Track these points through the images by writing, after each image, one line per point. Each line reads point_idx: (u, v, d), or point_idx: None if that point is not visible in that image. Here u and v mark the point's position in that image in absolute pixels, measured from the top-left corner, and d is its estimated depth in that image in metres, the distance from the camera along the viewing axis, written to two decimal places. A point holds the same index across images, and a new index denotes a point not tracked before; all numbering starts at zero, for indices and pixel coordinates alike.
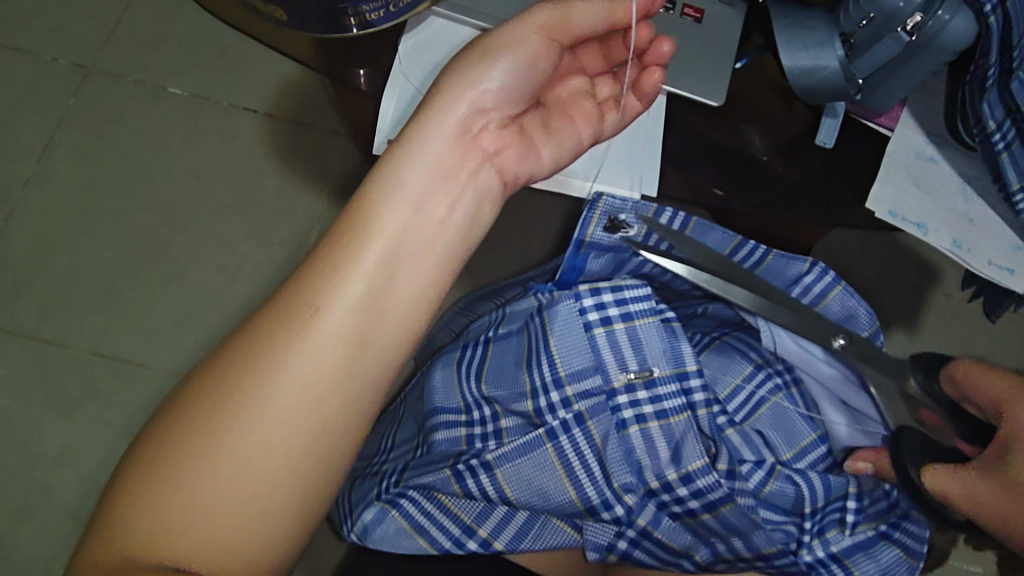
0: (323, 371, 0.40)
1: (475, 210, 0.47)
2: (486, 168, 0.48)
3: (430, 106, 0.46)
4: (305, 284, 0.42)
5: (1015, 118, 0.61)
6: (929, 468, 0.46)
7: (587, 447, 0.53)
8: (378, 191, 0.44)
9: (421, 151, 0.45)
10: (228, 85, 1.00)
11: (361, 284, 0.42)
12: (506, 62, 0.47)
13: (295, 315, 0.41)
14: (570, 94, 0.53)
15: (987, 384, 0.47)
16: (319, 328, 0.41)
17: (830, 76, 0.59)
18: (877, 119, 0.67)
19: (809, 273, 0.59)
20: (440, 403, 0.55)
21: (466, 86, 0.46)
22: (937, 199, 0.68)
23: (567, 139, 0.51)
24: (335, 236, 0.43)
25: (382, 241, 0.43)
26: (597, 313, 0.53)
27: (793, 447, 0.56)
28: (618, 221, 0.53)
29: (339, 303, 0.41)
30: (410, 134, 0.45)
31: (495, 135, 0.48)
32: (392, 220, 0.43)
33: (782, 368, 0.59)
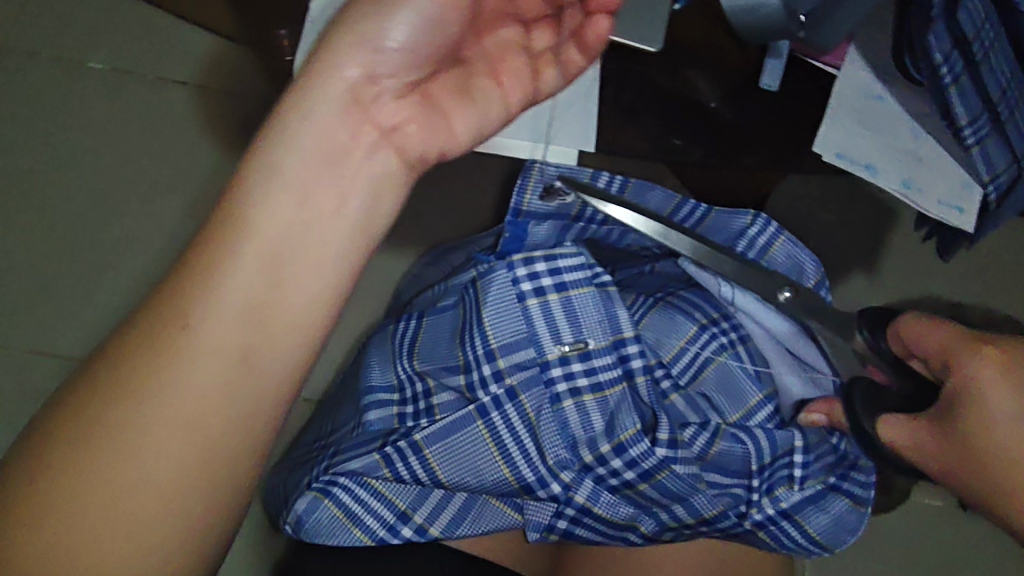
0: (199, 387, 0.35)
1: (373, 201, 0.39)
2: (383, 148, 0.39)
3: (311, 71, 0.38)
4: (178, 285, 0.36)
5: (963, 50, 0.61)
6: (883, 420, 0.45)
7: (518, 421, 0.50)
8: (259, 171, 0.37)
9: (300, 128, 0.38)
10: (150, 54, 0.92)
11: (240, 283, 0.36)
12: (406, 15, 0.38)
13: (166, 327, 0.35)
14: (499, 46, 0.44)
15: (926, 337, 0.46)
16: (194, 339, 0.35)
17: (771, 14, 0.57)
18: (822, 58, 0.65)
19: (752, 225, 0.56)
20: (374, 382, 0.52)
21: (357, 41, 0.38)
22: (887, 137, 0.66)
23: (491, 102, 0.43)
24: (210, 226, 0.37)
25: (259, 230, 0.36)
26: (530, 282, 0.50)
27: (739, 408, 0.54)
28: (554, 187, 0.50)
29: (216, 309, 0.36)
30: (294, 99, 0.38)
31: (393, 107, 0.40)
32: (273, 202, 0.37)
33: (727, 326, 0.57)
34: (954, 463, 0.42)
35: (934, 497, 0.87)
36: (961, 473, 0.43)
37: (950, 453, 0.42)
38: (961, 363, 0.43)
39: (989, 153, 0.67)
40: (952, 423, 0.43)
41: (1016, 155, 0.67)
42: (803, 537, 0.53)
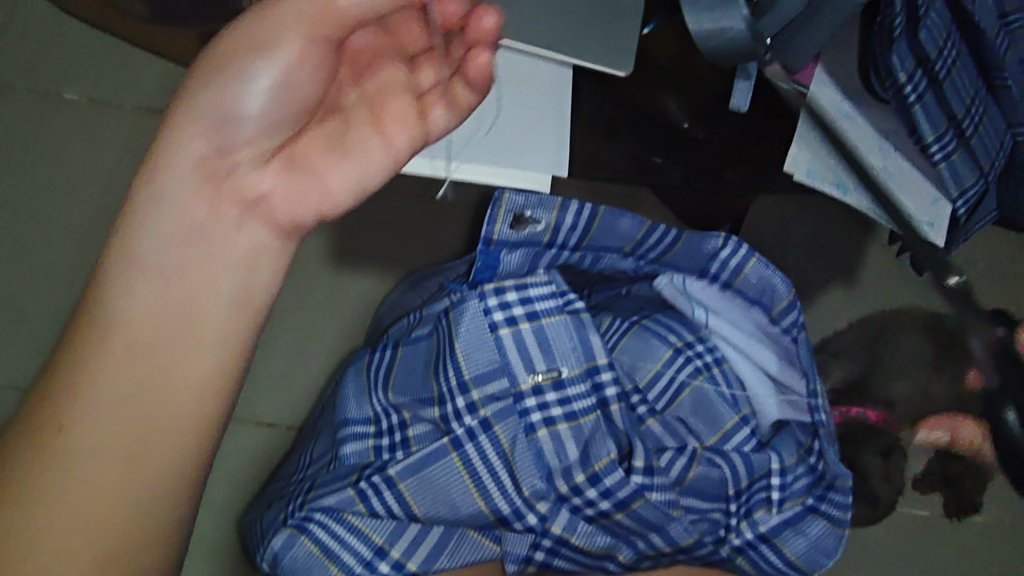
0: (87, 478, 0.38)
1: (248, 275, 0.42)
2: (250, 219, 0.42)
3: (157, 155, 0.41)
4: (55, 389, 0.39)
5: (925, 67, 0.62)
6: None
7: (493, 453, 0.49)
8: (124, 272, 0.40)
9: (155, 218, 0.40)
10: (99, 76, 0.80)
11: (115, 380, 0.39)
12: (260, 83, 0.40)
13: (42, 433, 0.38)
14: (380, 87, 0.46)
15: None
16: (79, 435, 0.38)
17: (735, 38, 0.58)
18: (792, 78, 0.64)
19: (724, 247, 0.55)
20: (350, 414, 0.51)
21: (205, 117, 0.40)
22: (857, 156, 0.67)
23: (373, 150, 0.44)
24: (80, 329, 0.40)
25: (127, 328, 0.39)
26: (502, 312, 0.50)
27: (716, 432, 0.55)
28: (523, 216, 0.50)
29: (96, 406, 0.38)
30: (147, 177, 0.41)
31: (254, 177, 0.42)
32: (141, 300, 0.40)
33: (702, 348, 0.57)
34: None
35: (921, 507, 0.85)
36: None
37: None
38: None
39: (956, 169, 0.67)
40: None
41: (983, 171, 0.68)
42: (781, 561, 0.53)
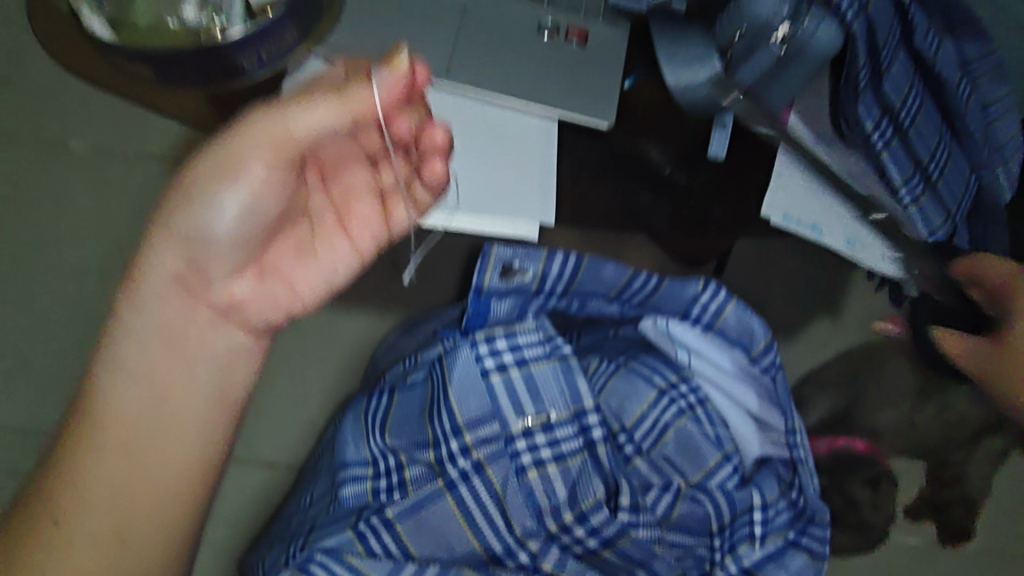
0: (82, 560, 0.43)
1: (225, 372, 0.49)
2: (224, 322, 0.49)
3: (140, 272, 0.47)
4: (53, 478, 0.44)
5: (890, 116, 0.66)
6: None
7: (485, 494, 0.52)
8: (111, 377, 0.46)
9: (137, 326, 0.46)
10: (99, 119, 0.79)
11: (104, 472, 0.44)
12: (228, 208, 0.45)
13: (40, 525, 0.43)
14: (344, 193, 0.51)
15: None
16: (73, 523, 0.43)
17: (707, 95, 0.65)
18: (767, 125, 0.70)
19: (704, 292, 0.58)
20: (348, 457, 0.53)
21: (178, 240, 0.46)
22: (832, 198, 0.69)
23: (339, 256, 0.51)
24: (73, 426, 0.45)
25: (114, 428, 0.45)
26: (493, 359, 0.54)
27: (700, 469, 0.58)
28: (511, 267, 0.53)
29: (89, 496, 0.44)
30: (126, 298, 0.47)
31: (227, 286, 0.48)
32: (125, 402, 0.45)
33: (686, 390, 0.59)
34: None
35: (913, 535, 0.80)
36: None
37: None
38: None
39: (926, 211, 0.69)
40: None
41: (950, 213, 0.69)
42: None
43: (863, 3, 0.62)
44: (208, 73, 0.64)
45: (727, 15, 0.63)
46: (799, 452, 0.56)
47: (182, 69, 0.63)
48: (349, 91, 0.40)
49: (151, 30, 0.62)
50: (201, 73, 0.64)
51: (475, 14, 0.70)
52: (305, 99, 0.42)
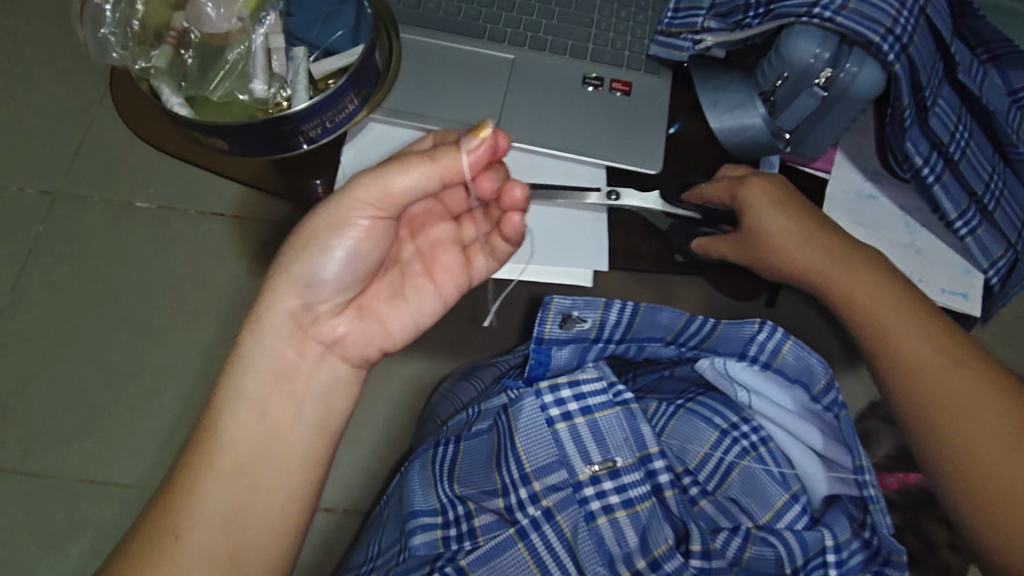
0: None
1: (327, 403, 0.53)
2: (328, 358, 0.54)
3: (260, 313, 0.53)
4: (163, 511, 0.48)
5: (940, 151, 0.66)
6: (796, 257, 0.63)
7: (557, 541, 0.53)
8: (224, 418, 0.50)
9: (253, 355, 0.52)
10: (167, 182, 0.83)
11: (210, 506, 0.48)
12: (336, 254, 0.51)
13: (161, 540, 0.47)
14: (432, 244, 0.58)
15: (765, 210, 0.62)
16: (179, 555, 0.47)
17: (758, 136, 0.67)
18: (813, 164, 0.72)
19: (760, 331, 0.58)
20: (417, 505, 0.54)
21: (293, 283, 0.52)
22: (879, 233, 0.70)
23: (426, 297, 0.57)
24: (185, 464, 0.50)
25: (224, 465, 0.49)
26: (558, 408, 0.55)
27: (768, 510, 0.57)
28: (571, 317, 0.56)
29: (195, 528, 0.48)
30: (248, 337, 0.52)
31: (331, 323, 0.54)
32: (235, 440, 0.50)
33: (747, 430, 0.60)
34: (870, 301, 0.60)
35: None
36: (942, 353, 0.57)
37: (860, 286, 0.61)
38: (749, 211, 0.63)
39: (984, 241, 0.68)
40: (864, 251, 0.62)
41: (1012, 242, 0.68)
42: None
43: (907, 44, 0.60)
44: (273, 142, 0.67)
45: (767, 62, 0.65)
46: (869, 490, 0.54)
47: (248, 139, 0.66)
48: (443, 155, 0.48)
49: (223, 105, 0.68)
50: (267, 142, 0.67)
51: (521, 70, 0.73)
52: (405, 161, 0.49)
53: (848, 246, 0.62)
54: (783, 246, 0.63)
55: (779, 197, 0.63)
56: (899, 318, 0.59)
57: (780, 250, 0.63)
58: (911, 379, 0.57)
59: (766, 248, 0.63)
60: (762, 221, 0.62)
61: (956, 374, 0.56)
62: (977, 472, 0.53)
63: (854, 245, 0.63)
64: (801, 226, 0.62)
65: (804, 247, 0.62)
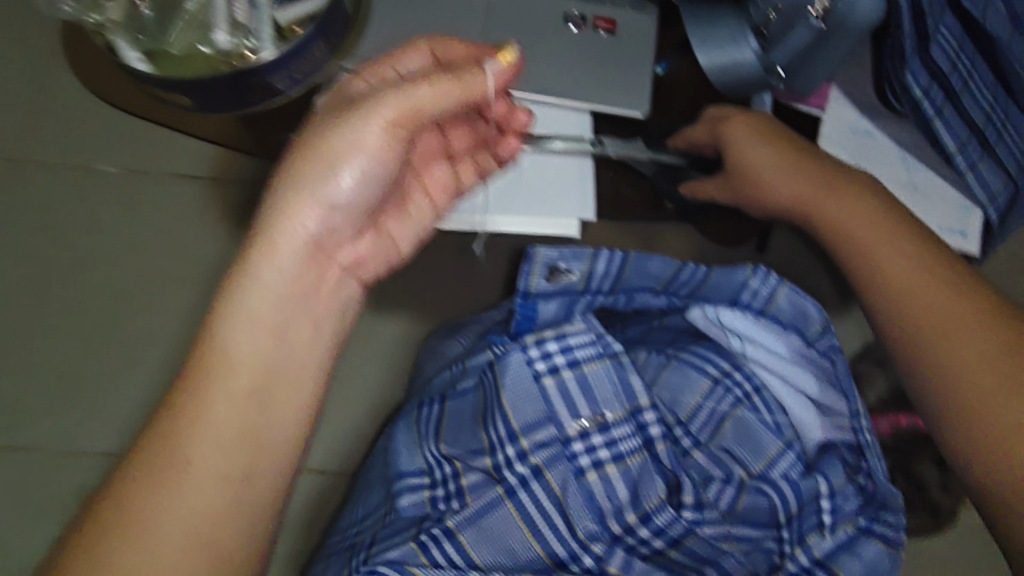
0: (178, 530, 0.41)
1: (343, 321, 0.51)
2: (348, 279, 0.51)
3: (271, 231, 0.46)
4: (156, 443, 0.43)
5: (940, 81, 0.63)
6: (784, 189, 0.60)
7: (546, 499, 0.51)
8: (226, 339, 0.44)
9: (263, 270, 0.46)
10: (134, 144, 0.79)
11: (210, 438, 0.42)
12: (360, 174, 0.46)
13: (167, 466, 0.42)
14: (424, 157, 0.57)
15: (746, 140, 0.60)
16: (189, 479, 0.42)
17: (750, 70, 0.64)
18: (807, 100, 0.67)
19: (753, 277, 0.57)
20: (404, 467, 0.54)
21: (314, 201, 0.46)
22: (877, 172, 0.67)
23: (424, 213, 0.56)
24: (180, 391, 0.44)
25: (226, 392, 0.43)
26: (544, 362, 0.53)
27: (762, 458, 0.56)
28: (557, 268, 0.54)
29: (195, 462, 0.42)
30: (256, 253, 0.46)
31: (350, 249, 0.51)
32: (238, 365, 0.44)
33: (741, 378, 0.58)
34: (860, 225, 0.58)
35: None
36: (935, 278, 0.54)
37: (852, 212, 0.58)
38: (733, 146, 0.61)
39: (983, 176, 0.66)
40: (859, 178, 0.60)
41: (1013, 175, 0.65)
42: None
43: None
44: (243, 95, 0.64)
45: None
46: (865, 435, 0.55)
47: (212, 91, 0.63)
48: (470, 77, 0.46)
49: (186, 59, 0.63)
50: (236, 95, 0.64)
51: (497, 10, 0.69)
52: (430, 79, 0.45)
53: (837, 172, 0.59)
54: (767, 177, 0.60)
55: (766, 128, 0.60)
56: (888, 242, 0.56)
57: (766, 181, 0.61)
58: (907, 305, 0.54)
59: (750, 180, 0.61)
60: (747, 156, 0.60)
61: (947, 300, 0.53)
62: (974, 396, 0.50)
63: (845, 172, 0.60)
64: (785, 155, 0.60)
65: (793, 176, 0.60)
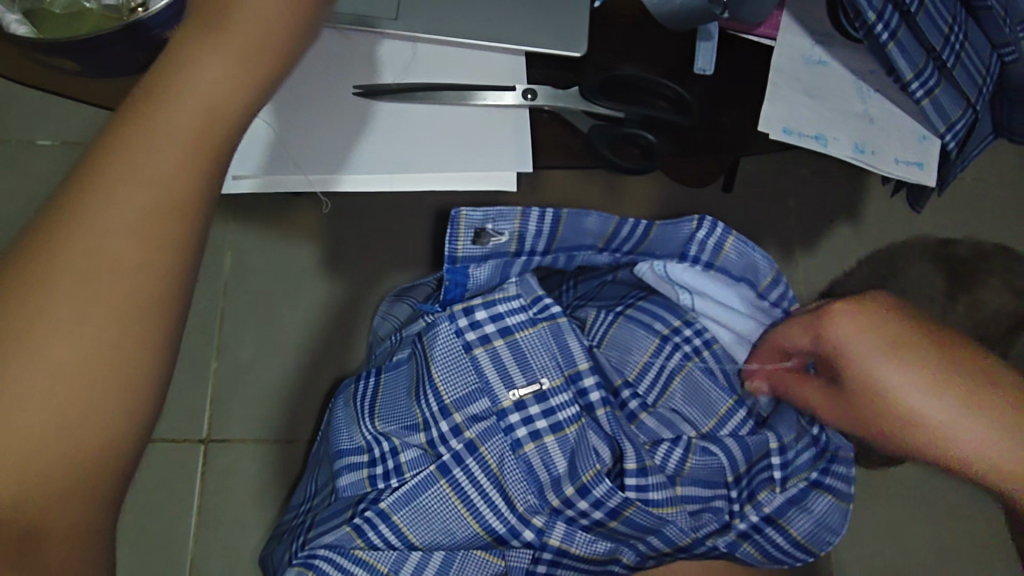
0: (72, 369, 0.27)
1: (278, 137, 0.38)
2: None
3: (218, 16, 0.31)
4: (26, 274, 0.27)
5: (895, 1, 0.54)
6: (971, 446, 0.43)
7: (482, 475, 0.49)
8: (148, 138, 0.29)
9: (218, 38, 0.31)
10: None
11: (116, 273, 0.28)
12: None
13: (107, 219, 0.28)
14: None
15: (896, 377, 0.45)
16: (119, 232, 0.28)
17: (688, 3, 0.52)
18: (757, 31, 0.58)
19: (699, 230, 0.52)
20: (343, 445, 0.50)
21: None
22: (833, 104, 0.60)
23: None
24: (65, 203, 0.28)
25: (139, 211, 0.29)
26: (474, 332, 0.51)
27: (711, 417, 0.55)
28: (484, 231, 0.50)
29: (91, 311, 0.28)
30: (202, 33, 0.31)
31: None
32: (160, 178, 0.29)
33: (692, 334, 0.56)
34: None
35: None
36: None
37: None
38: (858, 362, 0.47)
39: (942, 103, 0.59)
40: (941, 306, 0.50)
41: (971, 101, 0.59)
42: (787, 541, 0.52)
43: None
44: (138, 58, 0.53)
45: None
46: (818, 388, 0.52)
47: (96, 46, 0.50)
48: None
49: (71, 18, 0.53)
50: (126, 58, 0.52)
51: None
52: None
53: (1004, 374, 0.45)
54: (936, 432, 0.44)
55: (890, 333, 0.46)
56: None
57: (959, 449, 0.43)
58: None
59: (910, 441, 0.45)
60: (878, 378, 0.46)
61: None
62: None
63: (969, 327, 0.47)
64: (972, 406, 0.43)
65: (970, 415, 0.43)
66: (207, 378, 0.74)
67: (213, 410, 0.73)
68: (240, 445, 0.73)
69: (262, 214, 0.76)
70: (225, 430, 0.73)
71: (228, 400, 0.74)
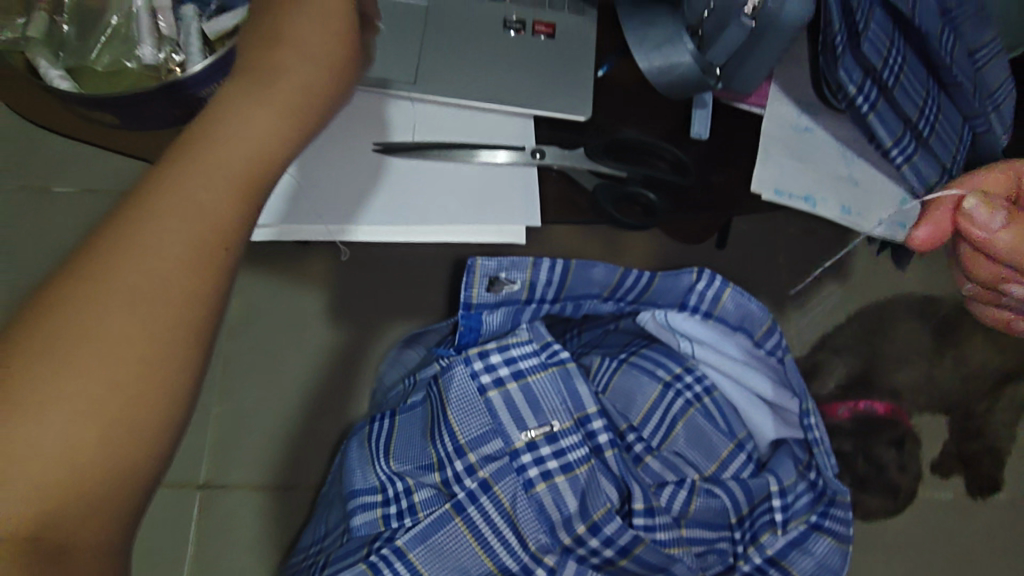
0: (111, 395, 0.29)
1: None
2: None
3: (262, 81, 0.36)
4: (67, 301, 0.29)
5: (874, 77, 0.59)
6: None
7: (496, 514, 0.51)
8: (195, 182, 0.32)
9: (265, 97, 0.35)
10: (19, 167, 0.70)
11: (161, 302, 0.30)
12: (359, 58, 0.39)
13: (155, 257, 0.30)
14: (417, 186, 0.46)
15: None
16: (164, 265, 0.30)
17: (686, 72, 0.57)
18: (747, 99, 0.64)
19: (699, 280, 0.56)
20: (358, 486, 0.52)
21: (328, 57, 0.37)
22: (820, 167, 0.64)
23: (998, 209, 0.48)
24: (104, 237, 0.31)
25: (186, 247, 0.31)
26: (488, 375, 0.53)
27: (713, 461, 0.57)
28: (498, 279, 0.53)
29: (133, 334, 0.29)
30: (250, 96, 0.35)
31: None
32: (199, 217, 0.32)
33: (693, 380, 0.59)
34: None
35: (944, 489, 0.82)
36: None
37: None
38: None
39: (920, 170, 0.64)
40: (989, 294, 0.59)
41: (946, 167, 0.64)
42: None
43: None
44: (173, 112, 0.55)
45: None
46: (814, 433, 0.54)
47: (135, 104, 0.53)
48: None
49: (112, 75, 0.54)
50: (164, 113, 0.55)
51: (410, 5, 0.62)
52: None
53: None
54: None
55: None
56: None
57: None
58: None
59: None
60: None
61: None
62: None
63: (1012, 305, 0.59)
64: None
65: None
66: (210, 422, 0.75)
67: (217, 455, 0.74)
68: (242, 490, 0.74)
69: (276, 261, 0.78)
70: (227, 476, 0.74)
71: (233, 444, 0.75)
